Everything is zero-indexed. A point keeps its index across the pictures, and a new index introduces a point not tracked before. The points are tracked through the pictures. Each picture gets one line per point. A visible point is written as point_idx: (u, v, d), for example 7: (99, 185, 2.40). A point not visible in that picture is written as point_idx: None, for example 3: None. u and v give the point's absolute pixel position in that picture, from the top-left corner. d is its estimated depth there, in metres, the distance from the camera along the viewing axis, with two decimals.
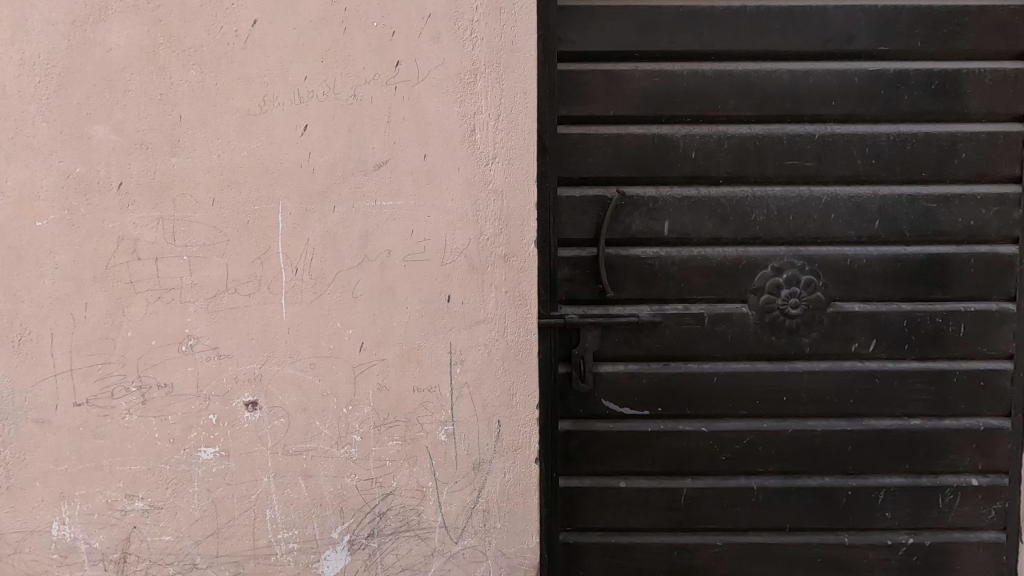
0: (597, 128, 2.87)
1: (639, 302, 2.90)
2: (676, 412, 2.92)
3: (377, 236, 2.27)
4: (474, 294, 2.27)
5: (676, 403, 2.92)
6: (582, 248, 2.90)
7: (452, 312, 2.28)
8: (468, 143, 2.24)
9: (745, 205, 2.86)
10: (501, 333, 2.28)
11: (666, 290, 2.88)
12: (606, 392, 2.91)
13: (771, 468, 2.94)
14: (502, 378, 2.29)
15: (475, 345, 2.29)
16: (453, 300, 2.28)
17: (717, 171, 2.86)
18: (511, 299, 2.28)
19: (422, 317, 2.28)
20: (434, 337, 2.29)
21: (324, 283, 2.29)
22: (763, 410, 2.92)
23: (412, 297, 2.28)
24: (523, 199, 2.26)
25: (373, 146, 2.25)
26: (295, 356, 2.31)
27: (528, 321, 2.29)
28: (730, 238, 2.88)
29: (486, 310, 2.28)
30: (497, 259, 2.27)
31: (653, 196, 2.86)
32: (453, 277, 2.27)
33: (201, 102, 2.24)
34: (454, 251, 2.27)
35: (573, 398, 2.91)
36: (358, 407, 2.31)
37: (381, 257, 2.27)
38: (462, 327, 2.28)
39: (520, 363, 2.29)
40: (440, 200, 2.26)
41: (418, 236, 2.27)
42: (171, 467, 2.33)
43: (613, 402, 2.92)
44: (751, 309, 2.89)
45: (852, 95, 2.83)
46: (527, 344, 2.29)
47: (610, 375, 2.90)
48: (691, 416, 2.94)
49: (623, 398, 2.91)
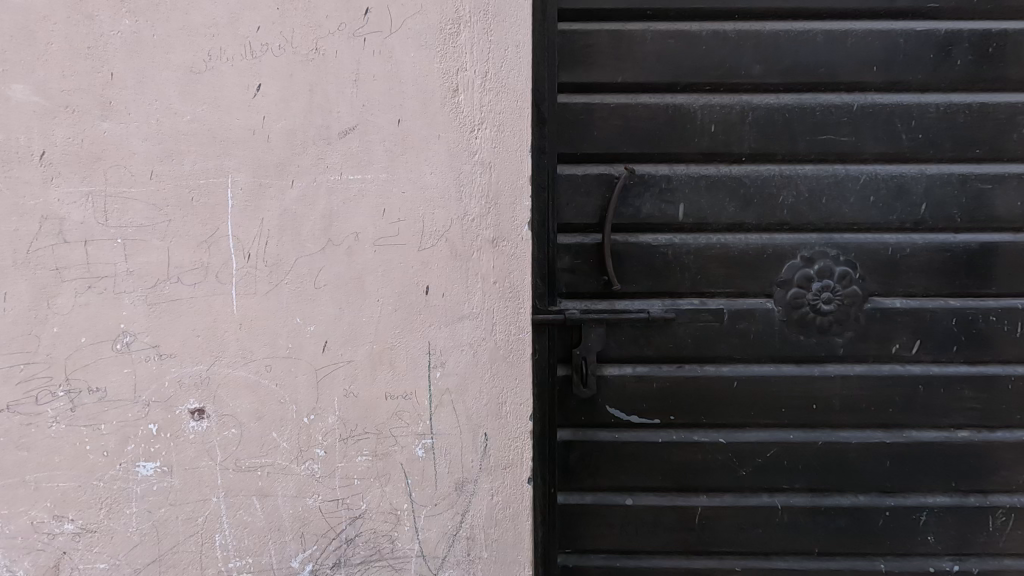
0: (603, 98, 2.52)
1: (649, 297, 2.55)
2: (690, 421, 2.58)
3: (343, 216, 1.93)
4: (457, 285, 1.93)
5: (691, 412, 2.58)
6: (585, 235, 2.55)
7: (432, 306, 1.94)
8: (451, 106, 1.90)
9: (771, 186, 2.51)
10: (489, 330, 1.94)
11: (680, 282, 2.53)
12: (611, 397, 2.57)
13: (798, 485, 2.60)
14: (491, 384, 1.95)
15: (459, 345, 1.95)
16: (433, 292, 1.94)
17: (739, 146, 2.50)
18: (503, 291, 1.93)
19: (397, 312, 1.95)
20: (411, 335, 1.95)
21: (282, 271, 1.95)
22: (790, 420, 2.57)
23: (386, 289, 1.94)
24: (514, 173, 1.92)
25: (338, 109, 1.91)
26: (249, 356, 1.98)
27: (521, 317, 1.95)
28: (754, 224, 2.53)
29: (472, 303, 1.94)
30: (485, 244, 1.92)
31: (666, 175, 2.52)
32: (433, 264, 1.93)
33: (137, 57, 1.90)
34: (435, 233, 1.93)
35: (574, 404, 2.58)
36: (321, 417, 1.98)
37: (348, 241, 1.93)
38: (444, 324, 1.94)
39: (512, 367, 1.95)
40: (417, 174, 1.92)
41: (391, 216, 1.93)
42: (106, 484, 2.01)
43: (619, 410, 2.58)
44: (777, 305, 2.53)
45: (896, 60, 2.46)
46: (521, 344, 1.95)
47: (615, 379, 2.56)
48: (707, 425, 2.60)
49: (630, 406, 2.57)
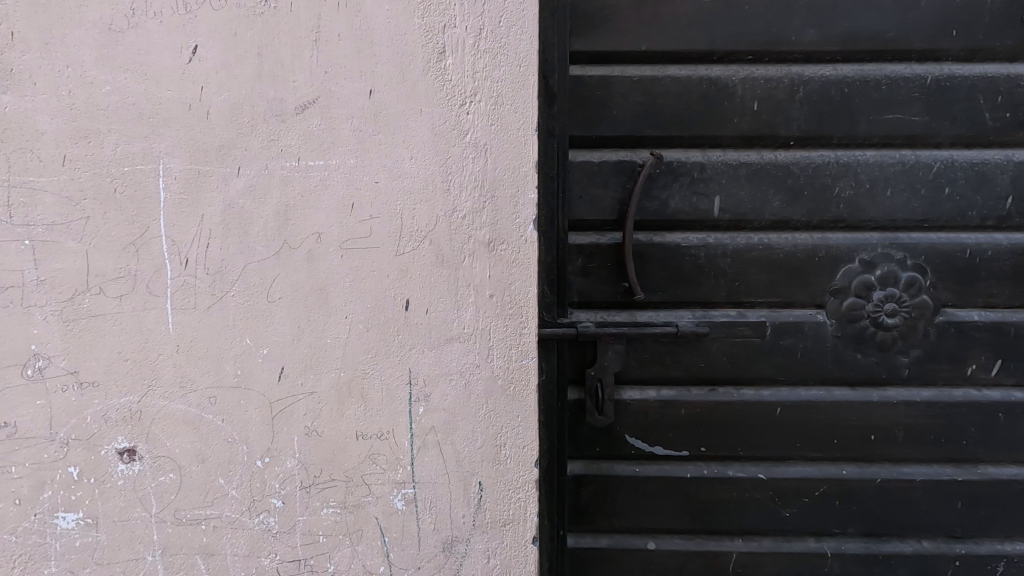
0: (623, 70, 2.11)
1: (677, 307, 2.16)
2: (724, 453, 2.19)
3: (302, 213, 1.55)
4: (445, 300, 1.55)
5: (725, 442, 2.19)
6: (601, 234, 2.16)
7: (413, 324, 1.56)
8: (435, 73, 1.51)
9: (824, 176, 2.09)
10: (484, 356, 1.56)
11: (714, 291, 2.14)
12: (631, 425, 2.18)
13: (850, 529, 2.20)
14: (486, 422, 1.57)
15: (446, 374, 1.56)
16: (415, 308, 1.55)
17: (787, 128, 2.09)
18: (501, 307, 1.54)
19: (369, 332, 1.57)
20: (387, 361, 1.57)
21: (227, 280, 1.57)
22: (843, 453, 2.18)
23: (355, 303, 1.56)
24: (516, 159, 1.51)
25: (294, 77, 1.52)
26: (188, 386, 1.60)
27: (524, 339, 1.55)
28: (804, 221, 2.12)
29: (463, 322, 1.55)
30: (479, 248, 1.53)
31: (699, 162, 2.11)
32: (414, 273, 1.55)
33: (42, 11, 1.51)
34: (416, 234, 1.54)
35: (587, 433, 2.19)
36: (279, 460, 1.61)
37: (308, 243, 1.55)
38: (428, 348, 1.56)
39: (512, 401, 1.56)
40: (393, 160, 1.52)
41: (361, 213, 1.54)
42: (17, 541, 1.64)
43: (640, 440, 2.19)
44: (829, 318, 2.13)
45: (981, 23, 2.03)
46: (523, 373, 1.56)
47: (636, 404, 2.17)
48: (744, 458, 2.21)
49: (653, 435, 2.19)
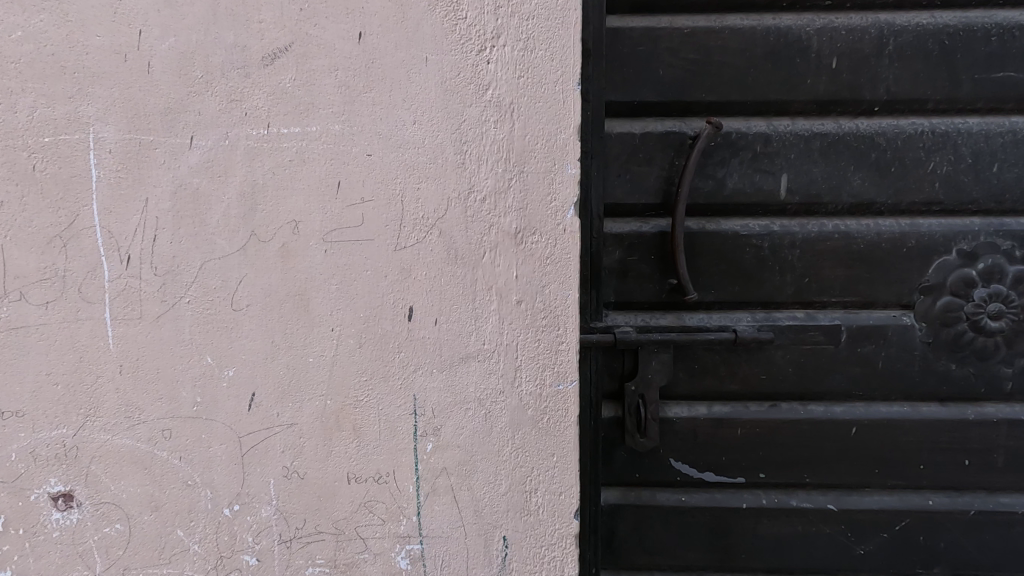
0: (672, 20, 1.73)
1: (733, 308, 1.80)
2: (787, 480, 1.85)
3: (274, 195, 1.20)
4: (459, 307, 1.20)
5: (788, 468, 1.84)
6: (642, 220, 1.80)
7: (418, 340, 1.22)
8: (445, 9, 1.15)
9: (916, 150, 1.72)
10: (510, 379, 1.21)
11: (780, 288, 1.78)
12: (677, 448, 1.84)
13: (936, 569, 1.86)
14: (512, 463, 1.23)
15: (462, 401, 1.22)
16: (420, 318, 1.21)
17: (872, 90, 1.71)
18: (531, 318, 1.19)
19: (362, 349, 1.23)
20: (386, 385, 1.23)
21: (181, 283, 1.23)
22: (929, 481, 1.83)
23: (344, 312, 1.22)
24: (552, 122, 1.15)
25: (260, 18, 1.16)
26: (136, 416, 1.27)
27: (562, 357, 1.20)
28: (889, 204, 1.75)
29: (482, 337, 1.21)
30: (502, 241, 1.18)
31: (763, 133, 1.74)
32: (420, 274, 1.20)
33: None
34: (421, 223, 1.18)
35: (625, 456, 1.85)
36: (251, 508, 1.28)
37: (282, 234, 1.21)
38: (438, 369, 1.22)
39: (546, 436, 1.22)
40: (390, 125, 1.17)
41: (349, 196, 1.19)
42: None
43: (687, 465, 1.85)
44: (918, 321, 1.77)
45: None
46: (560, 402, 1.21)
47: (684, 423, 1.83)
48: (810, 486, 1.86)
49: (703, 458, 1.85)
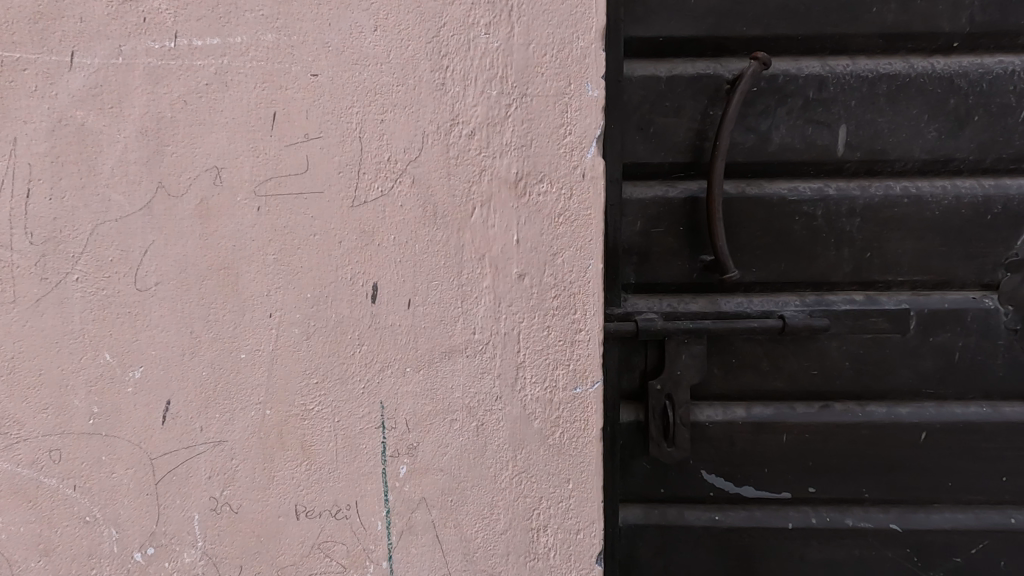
0: None
1: (779, 289, 1.49)
2: (841, 496, 1.55)
3: (185, 132, 0.88)
4: (439, 284, 0.89)
5: (843, 481, 1.54)
6: (669, 183, 1.48)
7: (385, 328, 0.90)
8: None
9: (1004, 94, 1.41)
10: (509, 381, 0.90)
11: (835, 264, 1.47)
12: (710, 458, 1.53)
13: None
14: (513, 492, 0.92)
15: (445, 410, 0.91)
16: (388, 298, 0.90)
17: (952, 20, 1.39)
18: (537, 298, 0.88)
19: (311, 341, 0.91)
20: (343, 389, 0.92)
21: (65, 254, 0.91)
22: (1012, 495, 1.53)
23: (285, 292, 0.91)
24: (566, 27, 0.84)
25: None
26: (13, 432, 0.95)
27: (580, 350, 0.89)
28: (970, 161, 1.43)
29: (472, 324, 0.89)
30: (497, 192, 0.86)
31: (817, 75, 1.42)
32: (386, 238, 0.88)
33: None
34: (387, 168, 0.87)
35: (647, 469, 1.54)
36: (171, 551, 0.97)
37: (200, 186, 0.89)
38: (412, 368, 0.91)
39: (559, 454, 0.91)
40: (343, 33, 0.85)
41: (289, 132, 0.87)
42: None
43: (722, 479, 1.54)
44: (1003, 303, 1.46)
45: None
46: (577, 410, 0.91)
47: (719, 428, 1.52)
48: (869, 502, 1.56)
49: (741, 470, 1.54)
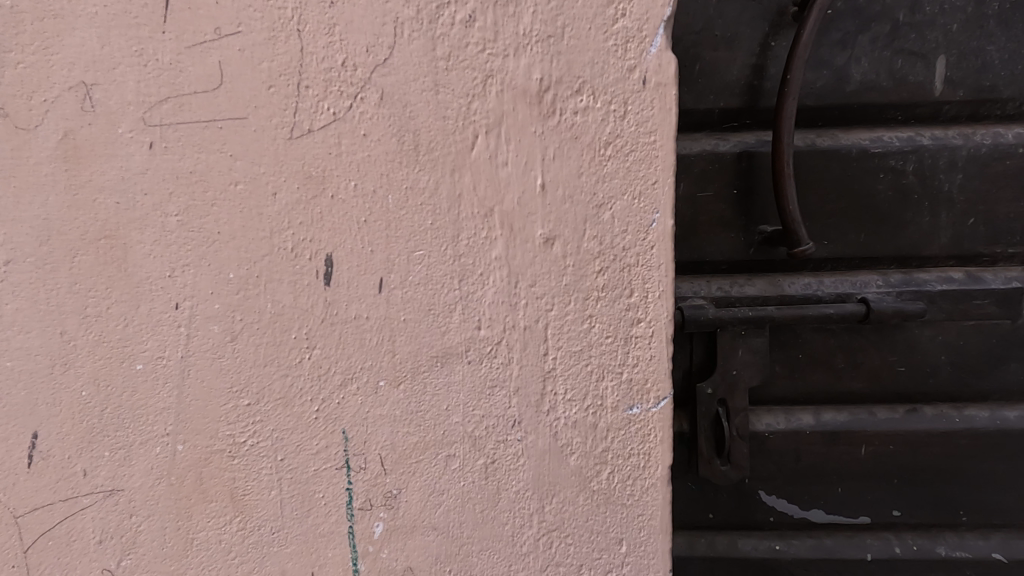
0: None
1: (853, 275, 0.98)
2: (950, 520, 1.03)
3: (36, 30, 0.57)
4: (425, 254, 0.59)
5: (951, 501, 1.02)
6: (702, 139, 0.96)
7: (346, 323, 0.61)
8: None
9: None
10: (532, 399, 0.61)
11: (926, 238, 0.96)
12: (762, 476, 1.03)
13: None
14: (539, 560, 0.63)
15: (437, 443, 0.62)
16: (348, 279, 0.60)
17: None
18: (573, 273, 0.58)
19: (238, 344, 0.62)
20: (287, 413, 0.63)
21: None
22: None
23: (196, 272, 0.61)
24: None
25: None
26: None
27: (641, 350, 0.60)
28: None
29: (475, 314, 0.60)
30: (510, 111, 0.56)
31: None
32: (343, 188, 0.59)
33: None
34: (341, 80, 0.57)
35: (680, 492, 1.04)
36: None
37: (64, 112, 0.59)
38: (388, 383, 0.61)
39: (608, 503, 0.62)
40: None
41: (191, 25, 0.57)
42: None
43: (782, 503, 1.03)
44: None
45: None
46: (633, 440, 0.61)
47: (771, 438, 1.01)
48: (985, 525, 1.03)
49: (804, 492, 1.03)
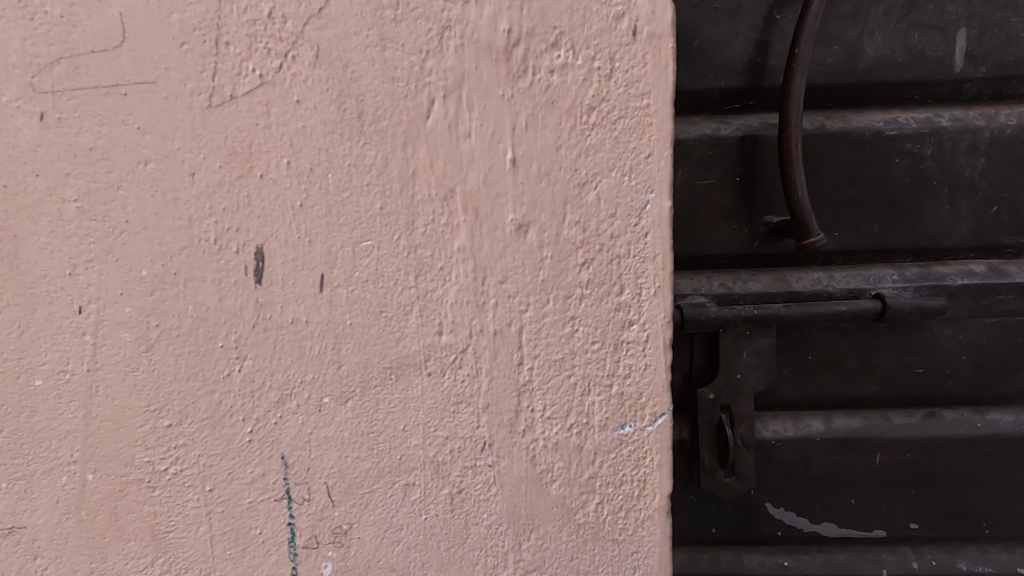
0: None
1: (864, 270, 0.84)
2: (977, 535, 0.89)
3: None
4: (375, 246, 0.49)
5: (978, 514, 0.88)
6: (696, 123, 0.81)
7: (281, 328, 0.51)
8: None
9: None
10: (505, 418, 0.51)
11: (946, 233, 0.82)
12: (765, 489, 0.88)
13: None
14: None
15: (393, 470, 0.53)
16: (283, 276, 0.50)
17: None
18: (551, 267, 0.49)
19: (155, 355, 0.52)
20: (215, 436, 0.53)
21: None
22: None
23: (102, 270, 0.51)
24: None
25: None
26: None
27: (633, 358, 0.50)
28: None
29: (436, 317, 0.50)
30: (473, 70, 0.46)
31: None
32: (275, 166, 0.49)
33: None
34: (269, 34, 0.47)
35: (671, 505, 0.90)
36: None
37: None
38: (334, 400, 0.52)
39: (597, 540, 0.53)
40: None
41: None
42: None
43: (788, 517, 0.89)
44: None
45: None
46: (625, 464, 0.52)
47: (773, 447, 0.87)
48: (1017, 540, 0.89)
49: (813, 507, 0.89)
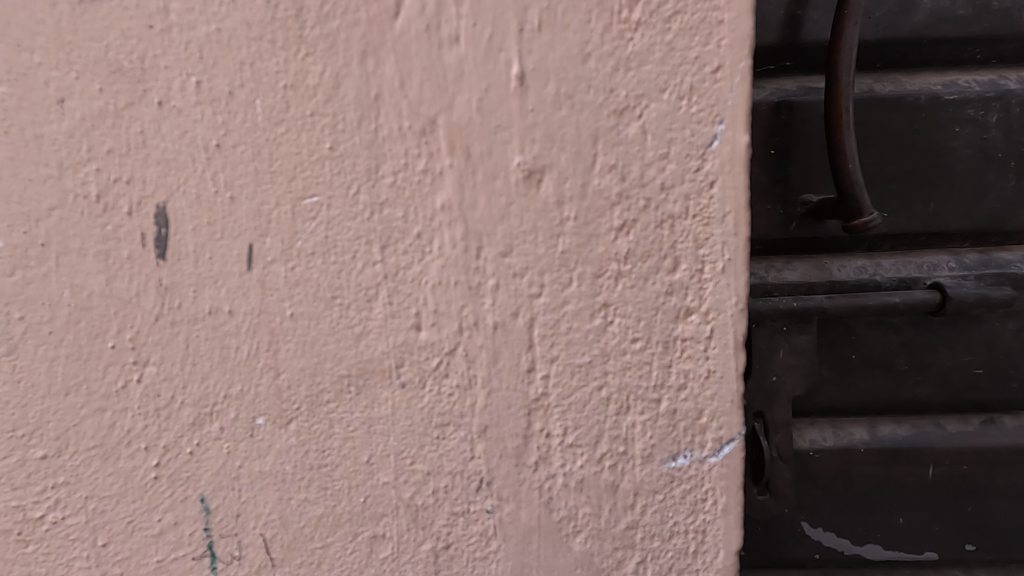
0: None
1: (915, 260, 0.58)
2: None
3: None
4: (322, 204, 0.35)
5: None
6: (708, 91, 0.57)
7: (195, 322, 0.36)
8: None
9: None
10: (509, 448, 0.37)
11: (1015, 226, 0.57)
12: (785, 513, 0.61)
13: None
14: None
15: (354, 518, 0.38)
16: (194, 248, 0.36)
17: None
18: (574, 233, 0.34)
19: (18, 360, 0.37)
20: (109, 472, 0.38)
21: None
22: None
23: None
24: None
25: None
26: None
27: (690, 361, 0.36)
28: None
29: (411, 305, 0.36)
30: None
31: None
32: (178, 88, 0.34)
33: None
34: None
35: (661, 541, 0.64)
36: None
37: None
38: (271, 422, 0.37)
39: None
40: None
41: None
42: None
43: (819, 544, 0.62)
44: None
45: None
46: (675, 511, 0.37)
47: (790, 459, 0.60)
48: None
49: (854, 530, 0.62)
